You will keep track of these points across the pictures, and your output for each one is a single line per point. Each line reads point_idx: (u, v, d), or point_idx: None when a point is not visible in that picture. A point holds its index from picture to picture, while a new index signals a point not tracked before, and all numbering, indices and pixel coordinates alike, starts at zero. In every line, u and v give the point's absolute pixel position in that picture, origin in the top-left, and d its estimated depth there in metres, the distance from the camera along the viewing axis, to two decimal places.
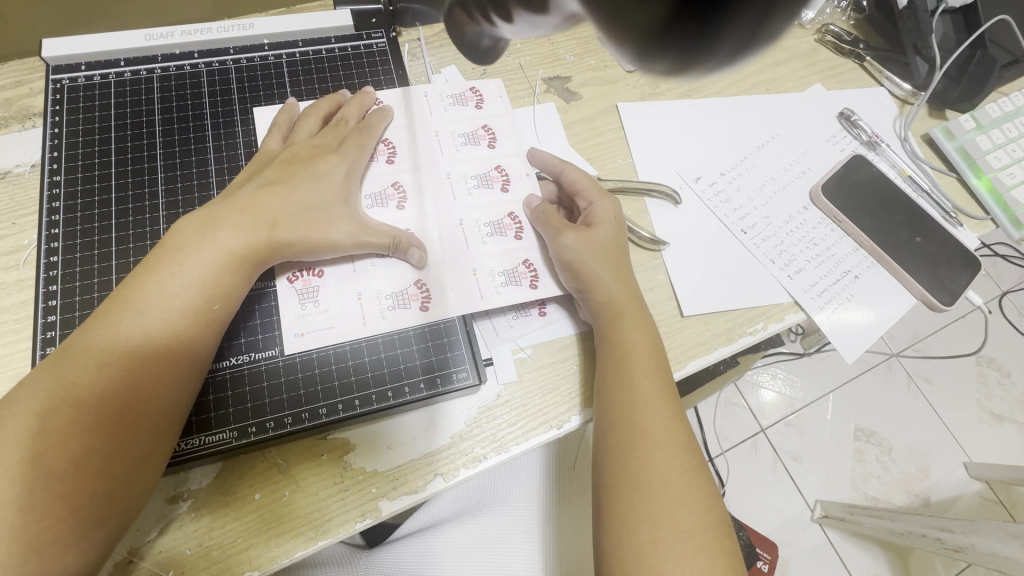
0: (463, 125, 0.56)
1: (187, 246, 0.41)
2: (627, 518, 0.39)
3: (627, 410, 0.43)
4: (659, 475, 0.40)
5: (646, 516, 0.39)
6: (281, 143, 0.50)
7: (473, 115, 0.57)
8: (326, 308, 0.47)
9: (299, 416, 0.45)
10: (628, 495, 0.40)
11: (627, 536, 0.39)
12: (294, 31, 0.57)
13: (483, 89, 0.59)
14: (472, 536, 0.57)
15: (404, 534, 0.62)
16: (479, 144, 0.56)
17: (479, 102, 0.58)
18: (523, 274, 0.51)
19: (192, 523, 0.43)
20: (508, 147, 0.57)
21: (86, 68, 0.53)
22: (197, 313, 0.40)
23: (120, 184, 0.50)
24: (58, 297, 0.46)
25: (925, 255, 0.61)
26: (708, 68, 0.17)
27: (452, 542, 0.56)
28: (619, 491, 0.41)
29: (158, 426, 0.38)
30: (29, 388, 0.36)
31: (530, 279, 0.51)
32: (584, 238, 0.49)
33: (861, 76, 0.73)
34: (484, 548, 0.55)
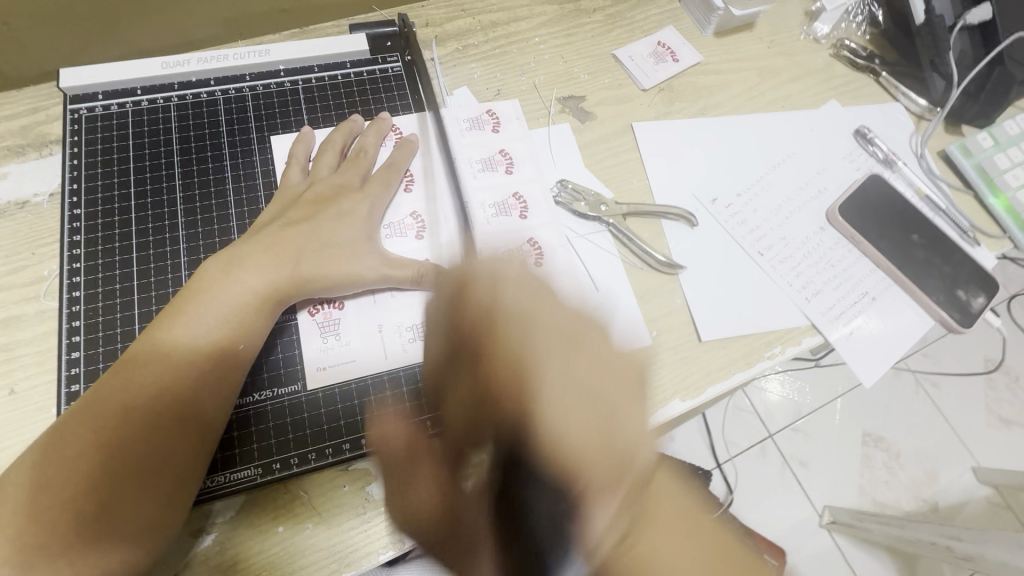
0: (481, 151, 0.58)
1: (213, 287, 0.42)
2: None
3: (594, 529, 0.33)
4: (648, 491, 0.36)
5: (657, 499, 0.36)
6: (303, 177, 0.51)
7: (490, 139, 0.59)
8: (347, 342, 0.48)
9: (323, 451, 0.46)
10: None
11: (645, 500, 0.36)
12: (310, 56, 0.57)
13: (500, 112, 0.61)
14: None
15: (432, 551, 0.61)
16: (497, 170, 0.57)
17: (495, 124, 0.60)
18: None
19: (216, 557, 0.43)
20: (525, 171, 0.58)
21: (103, 97, 0.53)
22: (223, 356, 0.41)
23: (141, 216, 0.50)
24: (81, 332, 0.46)
25: (943, 276, 0.61)
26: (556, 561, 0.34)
27: None
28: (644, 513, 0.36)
29: (186, 467, 0.38)
30: (59, 436, 0.37)
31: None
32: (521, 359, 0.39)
33: (877, 92, 0.72)
34: None
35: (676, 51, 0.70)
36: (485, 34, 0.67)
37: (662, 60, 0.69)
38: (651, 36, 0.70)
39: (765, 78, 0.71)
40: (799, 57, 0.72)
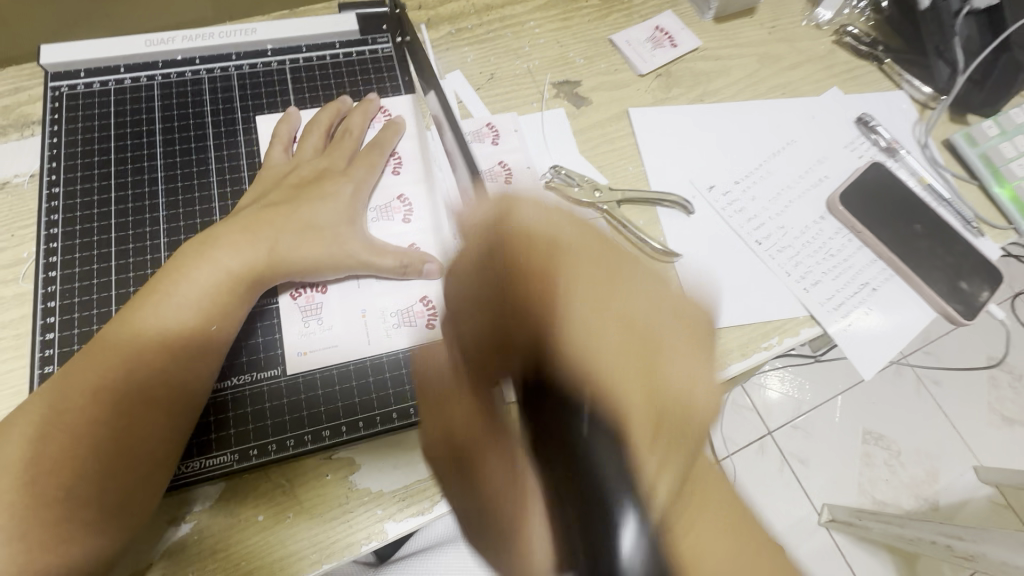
0: (483, 163, 0.59)
1: (189, 268, 0.41)
2: None
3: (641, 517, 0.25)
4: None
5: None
6: (285, 156, 0.51)
7: (490, 150, 0.59)
8: (329, 326, 0.47)
9: (302, 438, 0.44)
10: None
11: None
12: (297, 36, 0.56)
13: (499, 124, 0.61)
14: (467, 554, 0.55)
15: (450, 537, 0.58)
16: (496, 181, 0.58)
17: (495, 137, 0.60)
18: None
19: (195, 545, 0.42)
20: (523, 182, 0.58)
21: (85, 75, 0.52)
22: (198, 339, 0.40)
23: (121, 196, 0.49)
24: (56, 314, 0.45)
25: (945, 266, 0.59)
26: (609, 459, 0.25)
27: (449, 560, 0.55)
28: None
29: (153, 454, 0.37)
30: (26, 414, 0.36)
31: None
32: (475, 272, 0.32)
33: (879, 79, 0.70)
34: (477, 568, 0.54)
35: (675, 35, 0.68)
36: (478, 17, 0.66)
37: (660, 45, 0.68)
38: (648, 20, 0.69)
39: (766, 65, 0.69)
40: (800, 43, 0.71)
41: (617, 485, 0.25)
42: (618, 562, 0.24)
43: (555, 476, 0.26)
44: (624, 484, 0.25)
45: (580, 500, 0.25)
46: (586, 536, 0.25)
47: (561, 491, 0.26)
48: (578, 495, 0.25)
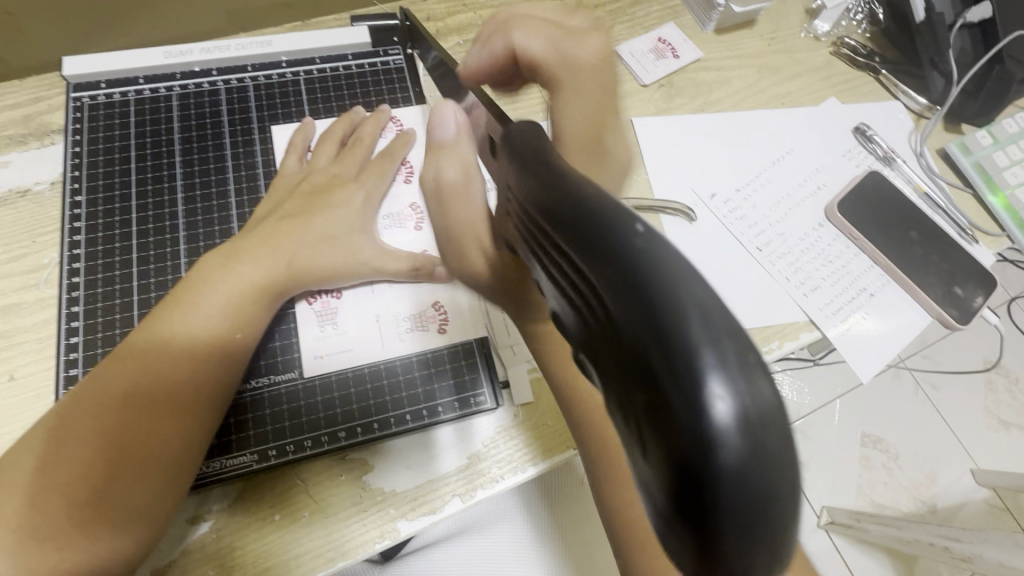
0: None
1: (212, 278, 0.43)
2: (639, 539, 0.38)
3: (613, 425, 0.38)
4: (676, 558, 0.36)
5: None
6: (299, 165, 0.52)
7: None
8: (345, 330, 0.48)
9: (319, 439, 0.46)
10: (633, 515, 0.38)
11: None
12: (312, 48, 0.57)
13: None
14: (478, 550, 0.58)
15: (457, 533, 0.59)
16: None
17: None
18: None
19: (215, 543, 0.43)
20: None
21: (106, 85, 0.54)
22: (223, 345, 0.41)
23: (141, 204, 0.51)
24: (81, 318, 0.46)
25: (940, 272, 0.61)
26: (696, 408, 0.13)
27: (459, 556, 0.58)
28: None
29: (180, 459, 0.39)
30: (60, 417, 0.37)
31: None
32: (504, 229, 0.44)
33: (877, 89, 0.72)
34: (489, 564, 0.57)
35: (677, 46, 0.70)
36: (486, 28, 0.67)
37: (662, 57, 0.69)
38: (651, 32, 0.71)
39: (766, 75, 0.71)
40: (799, 54, 0.72)
41: (705, 343, 0.13)
42: (718, 455, 0.13)
43: (623, 372, 0.15)
44: (704, 325, 0.14)
45: (660, 379, 0.14)
46: (660, 422, 0.14)
47: (632, 390, 0.14)
48: (663, 382, 0.13)
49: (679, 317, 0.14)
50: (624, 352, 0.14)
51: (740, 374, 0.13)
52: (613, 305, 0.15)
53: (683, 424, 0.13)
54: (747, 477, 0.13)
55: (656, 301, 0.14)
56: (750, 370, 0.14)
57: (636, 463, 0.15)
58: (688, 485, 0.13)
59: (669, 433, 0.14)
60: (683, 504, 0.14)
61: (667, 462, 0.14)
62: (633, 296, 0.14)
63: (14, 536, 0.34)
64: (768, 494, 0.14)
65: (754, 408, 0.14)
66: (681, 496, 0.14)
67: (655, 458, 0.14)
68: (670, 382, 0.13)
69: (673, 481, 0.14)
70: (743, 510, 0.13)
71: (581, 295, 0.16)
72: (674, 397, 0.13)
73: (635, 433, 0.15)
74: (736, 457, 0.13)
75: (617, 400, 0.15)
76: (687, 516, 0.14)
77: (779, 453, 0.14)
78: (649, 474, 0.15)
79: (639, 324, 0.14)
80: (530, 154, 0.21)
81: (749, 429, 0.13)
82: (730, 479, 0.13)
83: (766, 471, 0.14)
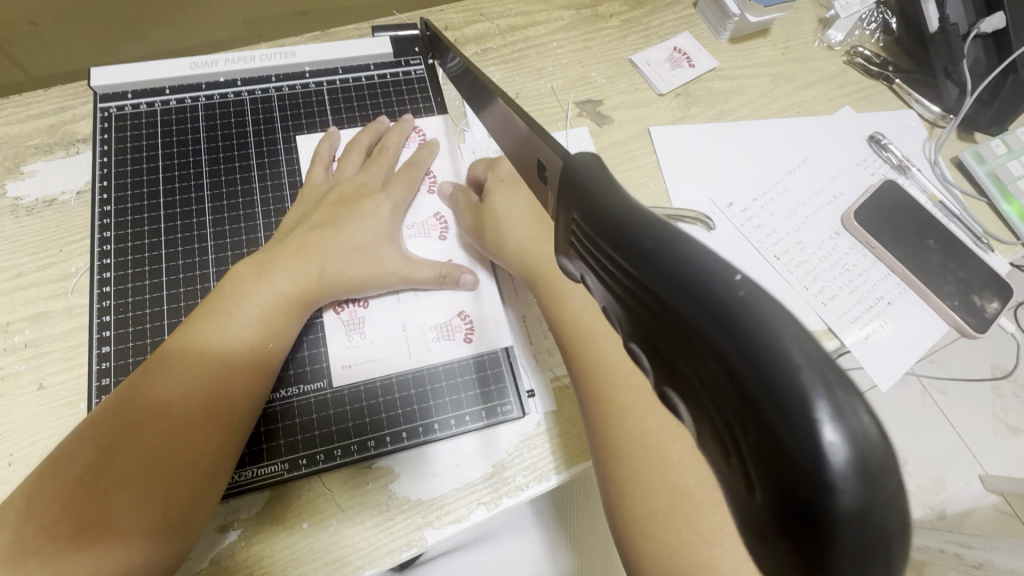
0: None
1: (246, 289, 0.44)
2: (632, 482, 0.37)
3: (596, 353, 0.42)
4: (668, 465, 0.37)
5: (690, 527, 0.34)
6: (326, 175, 0.53)
7: None
8: (372, 339, 0.50)
9: (349, 448, 0.47)
10: (620, 450, 0.38)
11: (627, 514, 0.36)
12: (335, 59, 0.58)
13: None
14: (497, 545, 0.58)
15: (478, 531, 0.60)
16: None
17: None
18: None
19: (243, 551, 0.43)
20: None
21: (132, 96, 0.55)
22: (257, 354, 0.43)
23: (169, 214, 0.52)
24: (112, 328, 0.47)
25: (957, 281, 0.61)
26: (796, 431, 0.11)
27: (479, 550, 0.58)
28: (628, 528, 0.36)
29: (215, 467, 0.39)
30: (97, 426, 0.38)
31: None
32: (514, 223, 0.50)
33: (890, 98, 0.73)
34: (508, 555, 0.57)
35: (692, 55, 0.71)
36: (503, 38, 0.68)
37: (678, 66, 0.70)
38: (667, 41, 0.71)
39: (780, 84, 0.72)
40: (812, 63, 0.73)
41: (813, 377, 0.11)
42: (834, 500, 0.11)
43: (717, 406, 0.13)
44: (810, 359, 0.12)
45: (763, 417, 0.12)
46: (765, 460, 0.12)
47: (731, 425, 0.13)
48: (770, 421, 0.12)
49: (781, 348, 0.12)
50: (717, 384, 0.13)
51: (855, 412, 0.12)
52: (702, 335, 0.13)
53: (794, 465, 0.12)
54: (867, 519, 0.12)
55: (750, 331, 0.12)
56: (861, 408, 0.12)
57: (733, 498, 0.14)
58: (797, 513, 0.12)
59: (779, 474, 0.12)
60: (793, 543, 0.12)
61: (774, 502, 0.12)
62: (699, 304, 0.13)
63: (49, 547, 0.34)
64: (888, 542, 0.12)
65: (871, 450, 0.12)
66: (793, 536, 0.12)
67: (761, 495, 0.13)
68: (775, 419, 0.12)
69: (782, 521, 0.12)
70: (862, 553, 0.12)
71: (657, 317, 0.15)
72: (781, 436, 0.12)
73: (735, 469, 0.13)
74: (855, 500, 0.12)
75: (710, 433, 0.14)
76: (800, 559, 0.12)
77: (898, 494, 0.12)
78: (750, 502, 0.13)
79: (734, 358, 0.12)
80: (582, 168, 0.20)
81: (868, 472, 0.12)
82: (846, 523, 0.12)
83: (884, 511, 0.12)
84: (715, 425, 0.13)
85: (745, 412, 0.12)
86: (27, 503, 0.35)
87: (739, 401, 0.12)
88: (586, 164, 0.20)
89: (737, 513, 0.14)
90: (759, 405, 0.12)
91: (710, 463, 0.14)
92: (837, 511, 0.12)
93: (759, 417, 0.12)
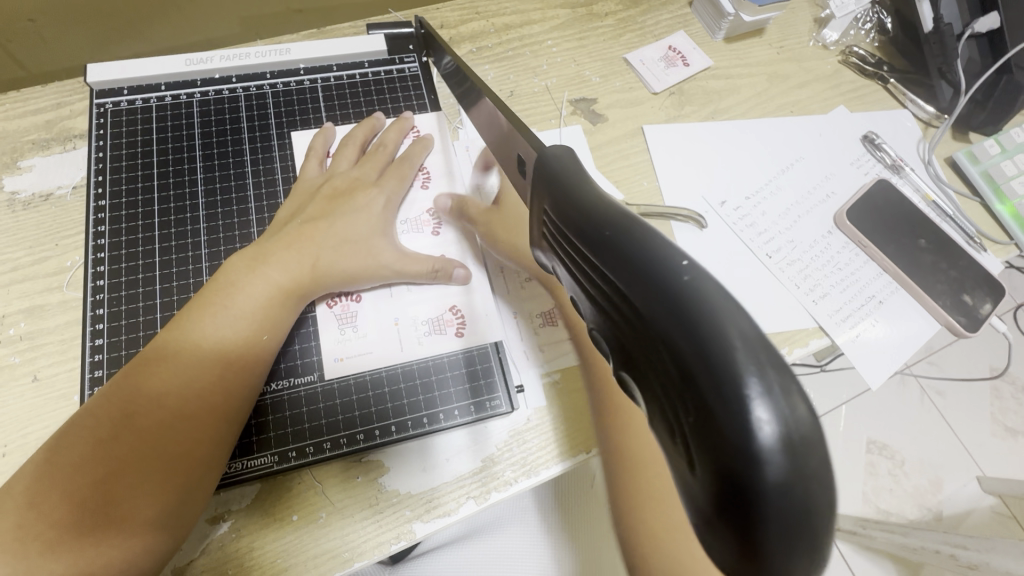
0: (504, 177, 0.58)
1: (240, 281, 0.44)
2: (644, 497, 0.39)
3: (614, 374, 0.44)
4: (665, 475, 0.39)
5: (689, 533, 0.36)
6: (320, 170, 0.54)
7: None
8: (364, 333, 0.50)
9: (338, 441, 0.47)
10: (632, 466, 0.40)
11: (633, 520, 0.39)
12: (329, 56, 0.59)
13: None
14: (494, 540, 0.57)
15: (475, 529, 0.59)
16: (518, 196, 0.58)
17: None
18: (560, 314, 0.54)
19: (233, 543, 0.43)
20: None
21: (128, 92, 0.55)
22: (249, 345, 0.43)
23: (164, 209, 0.52)
24: (105, 321, 0.48)
25: (948, 280, 0.62)
26: (733, 410, 0.12)
27: (475, 546, 0.57)
28: (629, 530, 0.39)
29: (209, 456, 0.40)
30: (92, 414, 0.38)
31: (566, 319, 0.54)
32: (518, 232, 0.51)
33: (884, 98, 0.73)
34: (505, 550, 0.56)
35: (687, 54, 0.71)
36: (498, 37, 0.68)
37: (672, 65, 0.70)
38: (662, 40, 0.71)
39: (774, 83, 0.72)
40: (808, 63, 0.73)
41: (748, 360, 0.12)
42: (764, 476, 0.12)
43: (665, 389, 0.14)
44: (747, 344, 0.12)
45: (705, 400, 0.12)
46: (704, 439, 0.13)
47: (676, 406, 0.13)
48: (709, 401, 0.12)
49: (720, 330, 0.13)
50: (665, 368, 0.14)
51: (786, 393, 0.12)
52: (650, 317, 0.14)
53: (729, 445, 0.12)
54: (795, 498, 0.12)
55: (697, 317, 0.13)
56: (795, 392, 0.12)
57: (680, 482, 0.14)
58: (732, 491, 0.12)
59: (716, 454, 0.12)
60: (728, 523, 0.13)
61: (713, 482, 0.13)
62: (654, 290, 0.14)
63: (48, 534, 0.35)
64: (814, 521, 0.12)
65: (800, 432, 0.12)
66: (728, 517, 0.13)
67: (701, 475, 0.13)
68: (715, 399, 0.12)
69: (718, 500, 0.13)
70: (789, 531, 0.12)
71: (615, 303, 0.15)
72: (718, 417, 0.12)
73: (679, 452, 0.14)
74: (783, 478, 0.12)
75: (659, 417, 0.14)
76: (736, 538, 0.13)
77: (825, 473, 0.13)
78: (693, 483, 0.13)
79: (681, 341, 0.13)
80: (555, 162, 0.20)
81: (796, 450, 0.12)
82: (776, 499, 0.12)
83: (812, 493, 0.12)
84: (664, 406, 0.14)
85: (691, 393, 0.13)
86: (27, 492, 0.36)
87: (685, 382, 0.13)
88: (559, 158, 0.21)
89: (684, 499, 0.14)
90: (701, 386, 0.12)
91: (659, 447, 0.15)
92: (767, 489, 0.12)
93: (702, 396, 0.12)
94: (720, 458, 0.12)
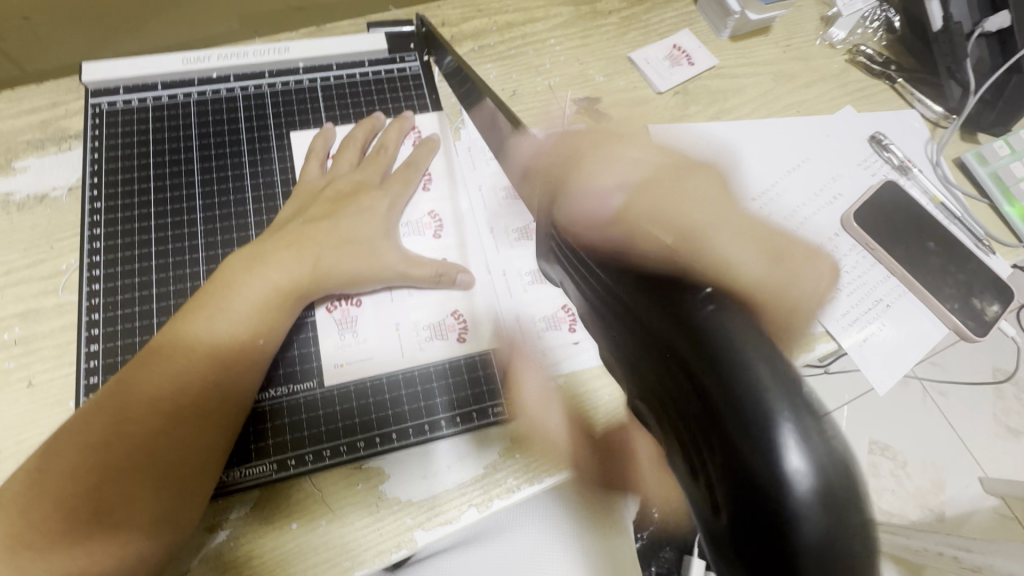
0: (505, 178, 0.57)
1: (237, 283, 0.43)
2: None
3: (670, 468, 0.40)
4: None
5: None
6: (320, 171, 0.53)
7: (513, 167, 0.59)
8: (363, 338, 0.49)
9: (337, 448, 0.46)
10: None
11: None
12: (328, 54, 0.58)
13: None
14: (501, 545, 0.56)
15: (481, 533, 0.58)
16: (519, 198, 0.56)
17: None
18: (562, 319, 0.52)
19: (231, 552, 0.43)
20: None
21: (124, 92, 0.54)
22: (246, 348, 0.42)
23: (160, 211, 0.51)
24: (100, 325, 0.47)
25: (957, 284, 0.61)
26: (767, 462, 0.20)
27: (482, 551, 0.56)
28: None
29: (205, 461, 0.39)
30: (85, 420, 0.38)
31: (569, 323, 0.52)
32: None
33: (892, 98, 0.72)
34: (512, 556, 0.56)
35: (692, 53, 0.70)
36: (500, 35, 0.67)
37: (677, 63, 0.69)
38: (667, 38, 0.70)
39: (780, 83, 0.71)
40: (814, 61, 0.72)
41: (785, 409, 0.20)
42: (800, 528, 0.19)
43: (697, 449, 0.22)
44: (782, 395, 0.20)
45: (736, 449, 0.20)
46: (729, 486, 0.20)
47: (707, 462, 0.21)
48: (747, 457, 0.20)
49: (760, 397, 0.20)
50: (688, 403, 0.22)
51: (815, 445, 0.20)
52: (710, 394, 0.21)
53: (760, 489, 0.20)
54: (826, 551, 0.19)
55: (746, 398, 0.20)
56: (818, 437, 0.20)
57: (701, 516, 0.22)
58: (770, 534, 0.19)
59: (748, 492, 0.20)
60: (744, 561, 0.20)
61: (730, 522, 0.20)
62: (730, 383, 0.21)
63: (42, 542, 0.34)
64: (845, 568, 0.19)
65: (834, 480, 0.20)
66: (740, 550, 0.20)
67: (724, 520, 0.20)
68: (740, 448, 0.20)
69: (733, 536, 0.20)
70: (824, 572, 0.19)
71: (679, 385, 0.22)
72: (756, 468, 0.20)
73: (699, 488, 0.22)
74: (816, 532, 0.19)
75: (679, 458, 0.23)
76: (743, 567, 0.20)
77: (853, 530, 0.19)
78: (709, 515, 0.21)
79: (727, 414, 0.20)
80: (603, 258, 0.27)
81: (829, 505, 0.19)
82: (812, 552, 0.19)
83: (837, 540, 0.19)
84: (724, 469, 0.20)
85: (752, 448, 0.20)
86: (20, 503, 0.35)
87: (736, 449, 0.20)
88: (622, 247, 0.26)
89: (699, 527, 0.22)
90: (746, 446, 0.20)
91: (684, 486, 0.23)
92: (800, 529, 0.19)
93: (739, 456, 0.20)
94: (745, 504, 0.20)
